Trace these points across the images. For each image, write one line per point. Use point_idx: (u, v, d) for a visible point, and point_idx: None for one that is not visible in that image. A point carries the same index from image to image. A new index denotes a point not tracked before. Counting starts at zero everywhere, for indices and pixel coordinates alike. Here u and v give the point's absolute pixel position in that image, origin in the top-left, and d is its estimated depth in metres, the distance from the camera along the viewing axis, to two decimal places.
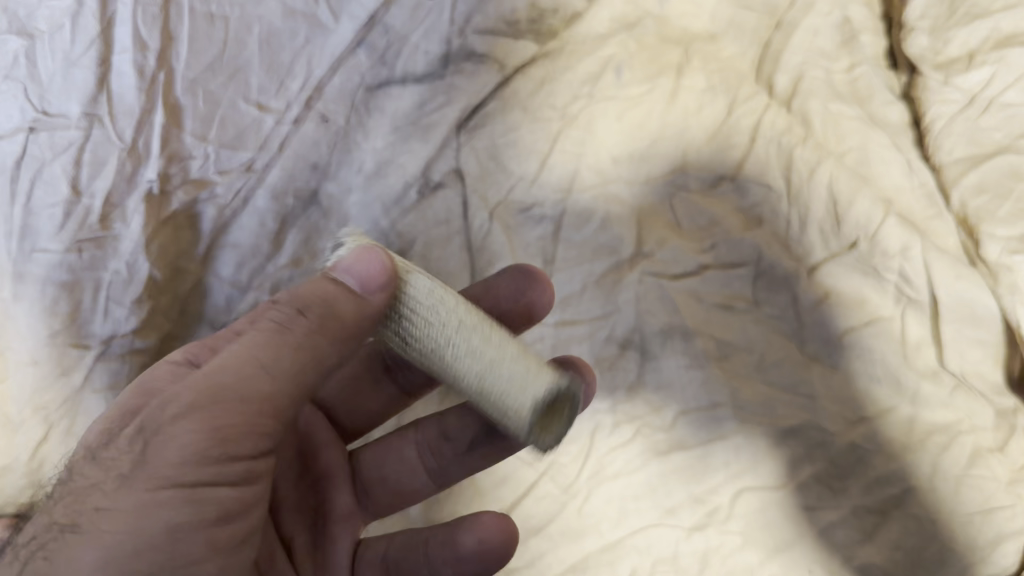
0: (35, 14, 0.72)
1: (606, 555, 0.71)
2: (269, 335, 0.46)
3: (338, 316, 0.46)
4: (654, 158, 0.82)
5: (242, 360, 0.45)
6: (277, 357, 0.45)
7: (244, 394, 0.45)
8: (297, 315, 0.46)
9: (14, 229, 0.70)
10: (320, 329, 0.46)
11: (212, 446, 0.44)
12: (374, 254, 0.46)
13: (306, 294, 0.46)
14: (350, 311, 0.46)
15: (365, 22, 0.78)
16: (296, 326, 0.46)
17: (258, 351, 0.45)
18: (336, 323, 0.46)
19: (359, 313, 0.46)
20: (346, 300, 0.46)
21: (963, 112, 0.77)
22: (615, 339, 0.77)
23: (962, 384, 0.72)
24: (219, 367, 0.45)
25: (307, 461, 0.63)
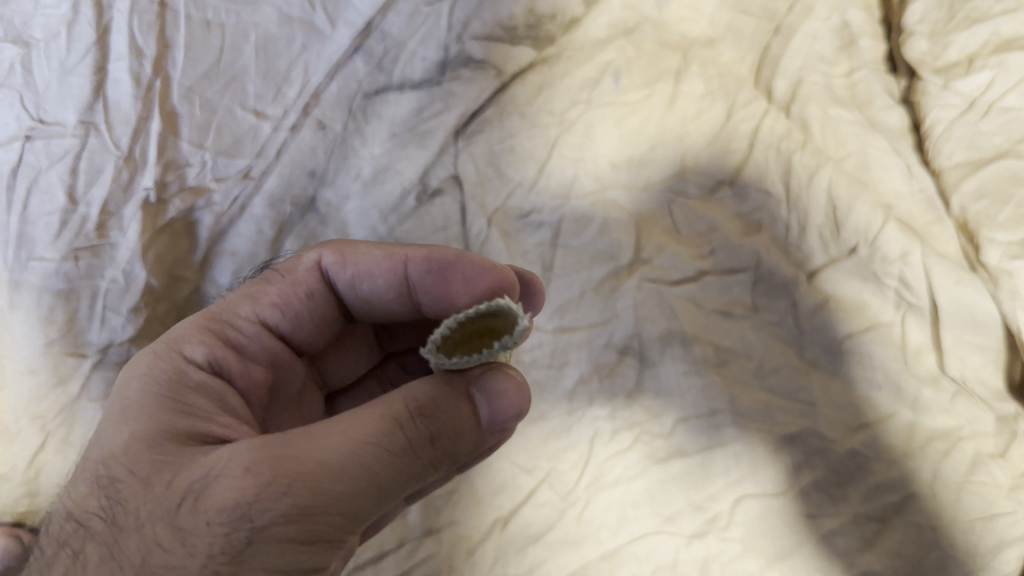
0: (30, 23, 0.72)
1: (604, 563, 0.70)
2: (393, 458, 0.46)
3: (457, 449, 0.49)
4: (653, 164, 0.82)
5: (357, 478, 0.45)
6: (392, 480, 0.46)
7: (350, 512, 0.45)
8: (427, 443, 0.47)
9: (10, 237, 0.70)
10: (436, 460, 0.48)
11: (304, 558, 0.45)
12: (521, 398, 0.51)
13: (442, 425, 0.47)
14: (470, 444, 0.49)
15: (361, 28, 0.78)
16: (422, 452, 0.47)
17: (378, 468, 0.46)
18: (451, 453, 0.49)
19: (473, 443, 0.50)
20: (472, 434, 0.49)
21: (963, 116, 0.76)
22: (614, 345, 0.77)
23: (962, 390, 0.71)
24: (335, 476, 0.44)
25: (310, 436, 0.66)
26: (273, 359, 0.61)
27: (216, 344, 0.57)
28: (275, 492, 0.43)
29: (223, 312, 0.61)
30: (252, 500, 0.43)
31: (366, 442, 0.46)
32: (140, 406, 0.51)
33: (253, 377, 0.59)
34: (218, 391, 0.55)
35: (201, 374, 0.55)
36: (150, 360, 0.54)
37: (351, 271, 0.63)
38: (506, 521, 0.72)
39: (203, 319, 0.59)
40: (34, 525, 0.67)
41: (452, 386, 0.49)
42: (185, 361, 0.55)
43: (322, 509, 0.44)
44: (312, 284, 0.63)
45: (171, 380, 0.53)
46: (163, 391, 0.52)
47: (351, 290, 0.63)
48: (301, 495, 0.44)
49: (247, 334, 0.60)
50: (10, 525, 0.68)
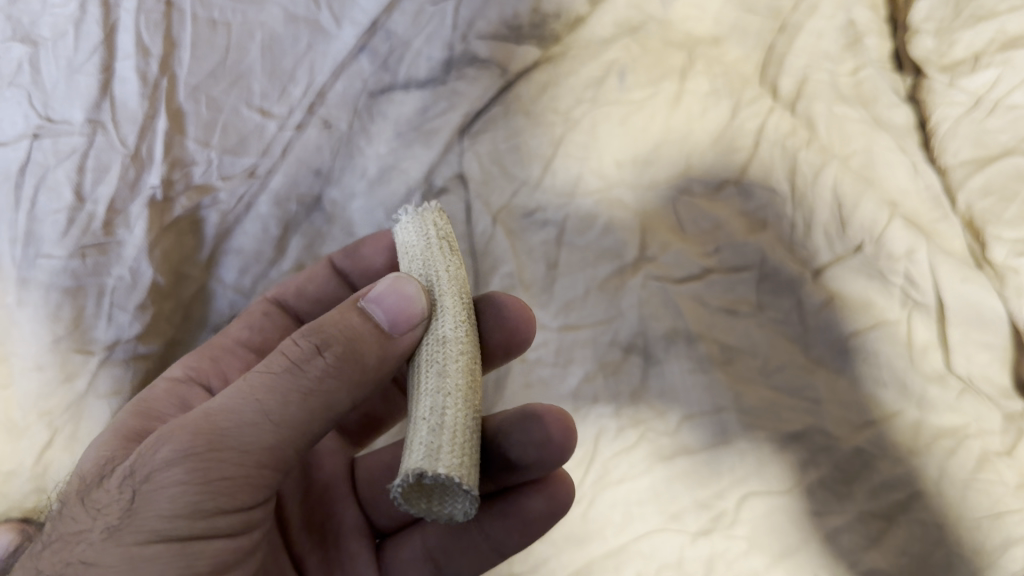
0: (39, 22, 0.73)
1: (610, 561, 0.70)
2: (281, 379, 0.43)
3: (357, 354, 0.44)
4: (658, 162, 0.82)
5: (246, 408, 0.42)
6: (282, 402, 0.42)
7: (244, 444, 0.42)
8: (313, 355, 0.43)
9: (17, 235, 0.70)
10: (332, 375, 0.43)
11: (205, 498, 0.42)
12: (408, 285, 0.46)
13: (329, 330, 0.44)
14: (372, 351, 0.44)
15: (367, 27, 0.78)
16: (309, 367, 0.43)
17: (262, 395, 0.43)
18: (353, 360, 0.44)
19: (378, 353, 0.45)
20: (369, 337, 0.44)
21: (969, 114, 0.76)
22: (619, 343, 0.76)
23: (969, 388, 0.71)
24: (221, 412, 0.43)
25: (308, 474, 0.61)
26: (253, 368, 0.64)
27: (192, 360, 0.63)
28: (163, 437, 0.43)
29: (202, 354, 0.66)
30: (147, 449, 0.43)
31: (254, 373, 0.44)
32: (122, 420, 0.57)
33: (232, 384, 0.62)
34: (185, 394, 0.59)
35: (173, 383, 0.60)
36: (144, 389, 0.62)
37: (294, 284, 0.67)
38: None
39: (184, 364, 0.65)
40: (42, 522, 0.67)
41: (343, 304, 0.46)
42: (163, 377, 0.61)
43: (207, 443, 0.42)
44: (264, 305, 0.67)
45: (143, 397, 0.59)
46: (135, 404, 0.58)
47: (298, 298, 0.67)
48: (181, 434, 0.42)
49: (220, 348, 0.64)
50: (17, 521, 0.67)
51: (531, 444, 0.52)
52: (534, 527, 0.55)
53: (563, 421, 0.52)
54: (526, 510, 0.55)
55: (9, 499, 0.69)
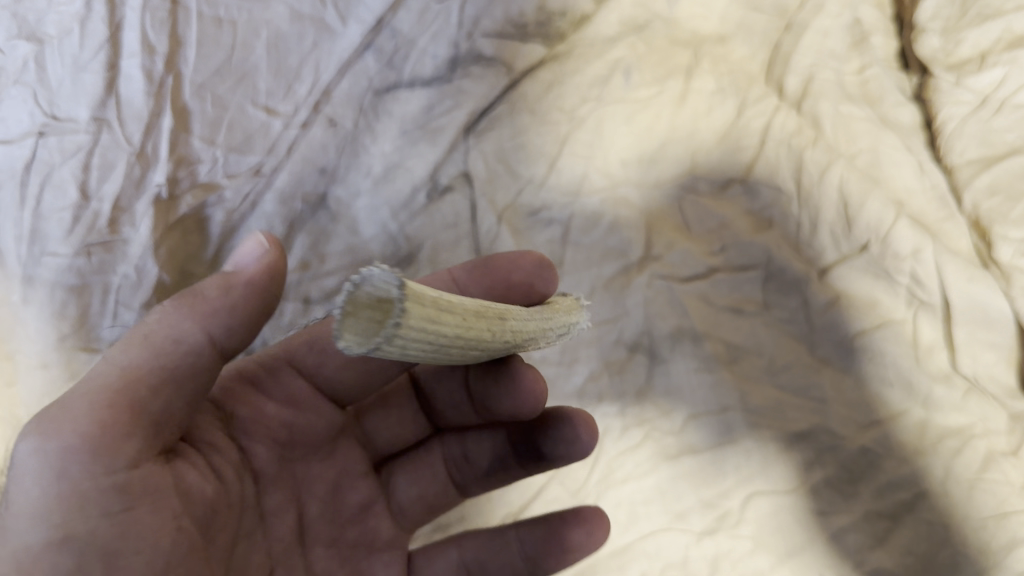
0: (44, 20, 0.73)
1: (615, 560, 0.70)
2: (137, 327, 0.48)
3: (194, 288, 0.48)
4: (663, 160, 0.81)
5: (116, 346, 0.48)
6: (120, 347, 0.47)
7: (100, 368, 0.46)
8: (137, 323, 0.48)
9: (23, 232, 0.70)
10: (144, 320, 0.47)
11: (71, 403, 0.44)
12: (253, 236, 0.50)
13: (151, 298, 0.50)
14: (190, 292, 0.48)
15: (372, 25, 0.78)
16: (138, 322, 0.48)
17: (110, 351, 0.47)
18: (185, 293, 0.48)
19: (212, 287, 0.48)
20: (193, 285, 0.49)
21: (975, 113, 0.76)
22: (624, 342, 0.76)
23: (974, 387, 0.71)
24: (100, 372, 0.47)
25: (340, 496, 0.58)
26: (295, 400, 0.56)
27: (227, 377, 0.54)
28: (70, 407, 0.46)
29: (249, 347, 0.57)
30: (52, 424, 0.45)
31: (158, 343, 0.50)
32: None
33: (264, 414, 0.54)
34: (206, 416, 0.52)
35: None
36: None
37: None
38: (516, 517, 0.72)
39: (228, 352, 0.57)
40: None
41: None
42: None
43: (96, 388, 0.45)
44: None
45: None
46: None
47: None
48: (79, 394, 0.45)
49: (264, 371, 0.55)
50: None
51: (563, 440, 0.60)
52: (571, 555, 0.60)
53: (589, 423, 0.60)
54: (567, 538, 0.59)
55: None
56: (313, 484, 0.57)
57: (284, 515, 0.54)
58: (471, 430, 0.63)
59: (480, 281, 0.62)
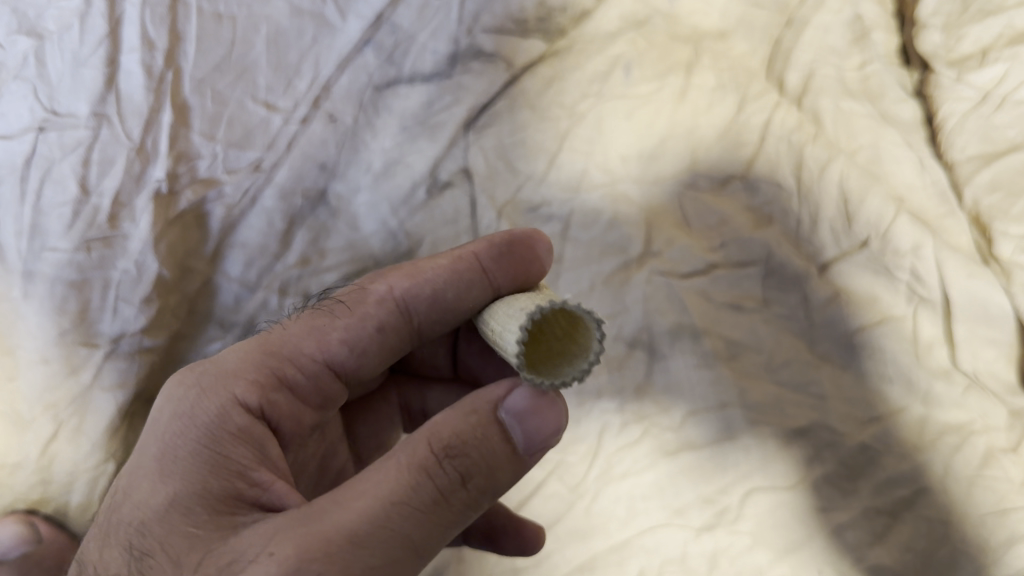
0: (44, 15, 0.73)
1: (613, 556, 0.70)
2: (425, 497, 0.42)
3: (494, 482, 0.44)
4: (664, 156, 0.81)
5: (397, 513, 0.42)
6: (425, 534, 0.42)
7: (403, 539, 0.42)
8: (458, 485, 0.43)
9: (23, 228, 0.70)
10: (449, 493, 0.43)
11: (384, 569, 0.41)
12: (554, 413, 0.45)
13: (476, 449, 0.44)
14: (507, 475, 0.45)
15: (372, 21, 0.78)
16: (453, 497, 0.43)
17: (410, 527, 0.42)
18: (490, 490, 0.44)
19: (512, 475, 0.45)
20: (508, 465, 0.45)
21: (976, 109, 0.76)
22: (623, 338, 0.76)
23: (974, 383, 0.71)
24: (367, 542, 0.41)
25: (325, 466, 0.62)
26: (326, 400, 0.57)
27: (269, 386, 0.53)
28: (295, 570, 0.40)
29: (285, 347, 0.55)
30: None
31: (394, 497, 0.42)
32: (194, 470, 0.47)
33: (302, 421, 0.55)
34: (261, 438, 0.50)
35: (247, 419, 0.50)
36: (200, 391, 0.51)
37: (429, 293, 0.58)
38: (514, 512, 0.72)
39: (264, 350, 0.54)
40: (48, 514, 0.70)
41: (468, 404, 0.45)
42: (233, 404, 0.50)
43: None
44: (383, 316, 0.58)
45: (211, 425, 0.49)
46: (202, 433, 0.48)
47: (430, 310, 0.59)
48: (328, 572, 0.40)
49: (304, 374, 0.55)
50: (23, 512, 0.70)
51: None
52: (499, 546, 0.66)
53: None
54: (503, 534, 0.66)
55: (16, 490, 0.69)
56: (309, 464, 0.60)
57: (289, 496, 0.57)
58: (434, 390, 0.69)
59: (508, 265, 0.59)
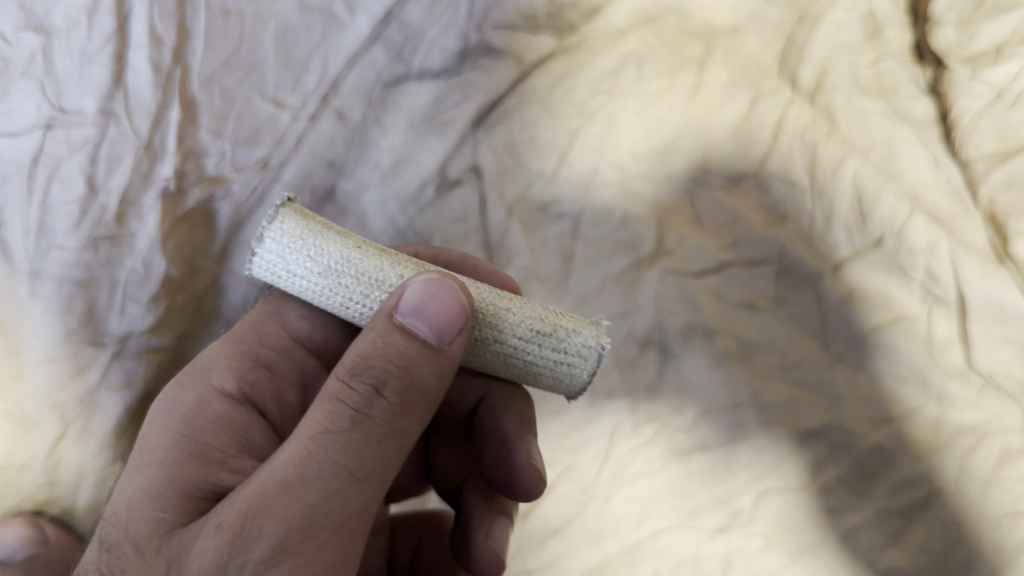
0: (51, 12, 0.72)
1: (625, 558, 0.69)
2: (349, 420, 0.42)
3: (416, 385, 0.43)
4: (675, 154, 0.81)
5: (326, 442, 0.41)
6: (361, 459, 0.42)
7: (340, 462, 0.41)
8: (374, 398, 0.42)
9: (29, 226, 0.69)
10: (373, 406, 0.42)
11: (332, 490, 0.41)
12: (444, 287, 0.44)
13: (384, 361, 0.42)
14: (429, 374, 0.44)
15: (382, 17, 0.78)
16: (374, 410, 0.42)
17: (337, 454, 0.41)
18: (414, 390, 0.43)
19: (435, 373, 0.44)
20: (425, 362, 0.44)
21: (991, 106, 0.76)
22: (635, 337, 0.75)
23: (990, 384, 0.70)
24: (300, 483, 0.40)
25: None
26: (306, 382, 0.60)
27: (244, 369, 0.57)
28: (239, 530, 0.40)
29: (254, 332, 0.60)
30: (227, 549, 0.40)
31: (315, 433, 0.42)
32: (164, 459, 0.48)
33: (285, 401, 0.58)
34: (243, 421, 0.53)
35: (225, 405, 0.53)
36: (174, 393, 0.53)
37: None
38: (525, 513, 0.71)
39: (232, 340, 0.58)
40: (55, 515, 0.69)
41: (369, 328, 0.44)
42: (212, 392, 0.54)
43: (298, 534, 0.40)
44: None
45: (188, 414, 0.51)
46: (178, 422, 0.51)
47: None
48: (271, 522, 0.40)
49: (276, 352, 0.59)
50: (29, 513, 0.68)
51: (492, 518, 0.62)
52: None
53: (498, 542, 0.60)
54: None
55: (23, 491, 0.68)
56: None
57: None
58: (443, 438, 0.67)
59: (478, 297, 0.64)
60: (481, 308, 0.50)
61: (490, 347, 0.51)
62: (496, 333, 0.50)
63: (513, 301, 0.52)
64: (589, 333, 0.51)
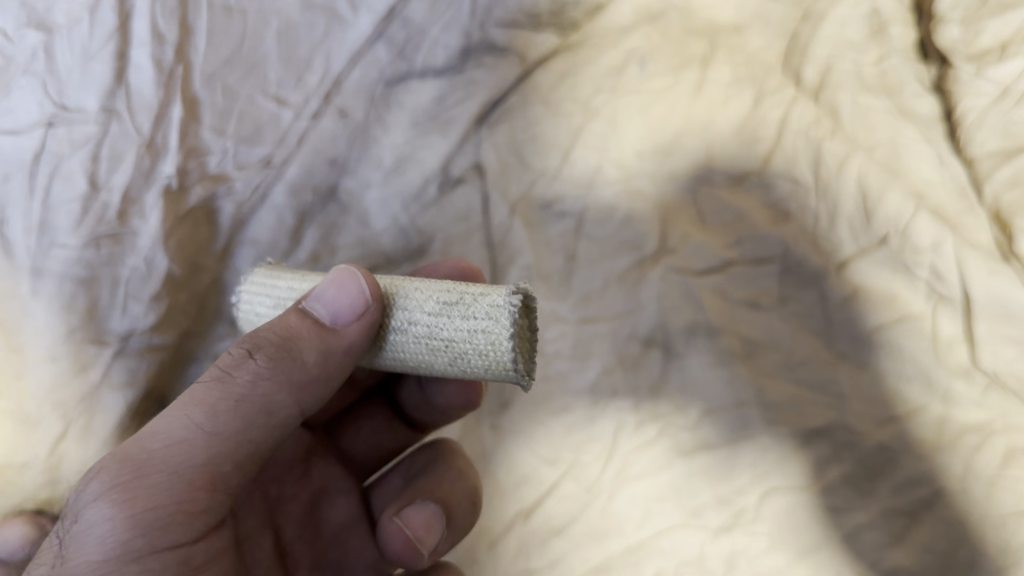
0: (54, 9, 0.72)
1: (629, 558, 0.69)
2: (216, 374, 0.45)
3: (290, 351, 0.45)
4: (679, 152, 0.80)
5: (192, 393, 0.44)
6: (212, 413, 0.43)
7: (189, 411, 0.43)
8: (245, 359, 0.45)
9: (31, 224, 0.68)
10: (236, 364, 0.44)
11: (177, 436, 0.43)
12: (348, 276, 0.48)
13: (267, 329, 0.46)
14: (307, 348, 0.46)
15: (384, 14, 0.77)
16: (238, 372, 0.44)
17: (191, 404, 0.44)
18: (286, 357, 0.45)
19: (315, 348, 0.46)
20: (306, 336, 0.46)
21: (996, 104, 0.75)
22: (638, 336, 0.75)
23: (995, 383, 0.69)
24: (154, 429, 0.44)
25: (316, 509, 0.63)
26: None
27: None
28: (94, 468, 0.44)
29: None
30: (82, 483, 0.44)
31: (188, 389, 0.45)
32: None
33: None
34: None
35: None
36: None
37: None
38: (528, 513, 0.71)
39: None
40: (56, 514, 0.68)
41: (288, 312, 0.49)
42: None
43: (131, 472, 0.42)
44: None
45: None
46: None
47: None
48: (115, 458, 0.43)
49: None
50: (31, 512, 0.68)
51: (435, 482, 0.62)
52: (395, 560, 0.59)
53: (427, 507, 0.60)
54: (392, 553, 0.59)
55: (24, 490, 0.68)
56: (290, 504, 0.62)
57: (260, 540, 0.58)
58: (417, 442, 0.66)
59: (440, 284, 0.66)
60: (389, 297, 0.50)
61: (405, 330, 0.50)
62: (405, 317, 0.50)
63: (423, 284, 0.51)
64: (495, 293, 0.49)
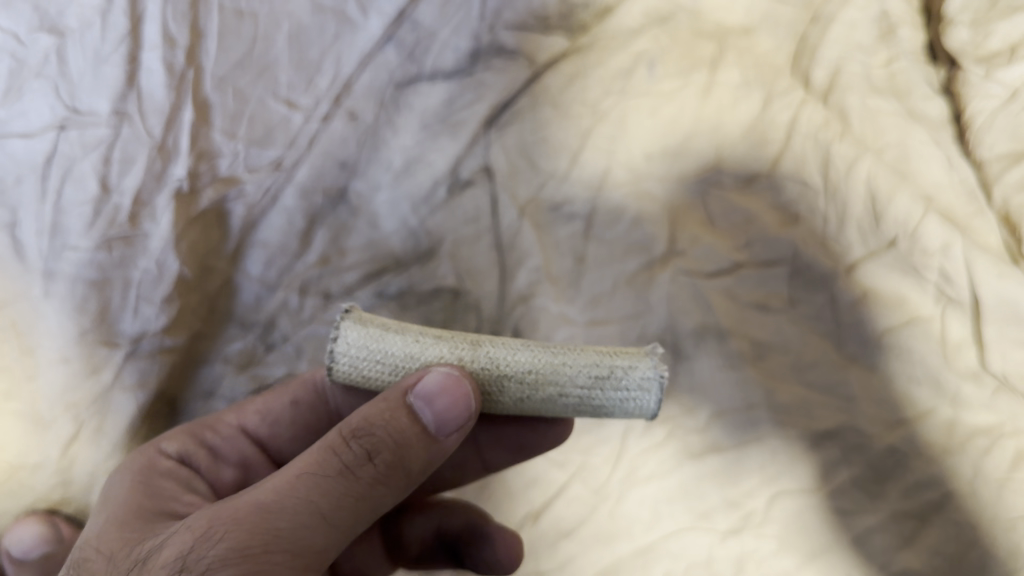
0: (65, 12, 0.72)
1: (638, 560, 0.69)
2: (337, 475, 0.45)
3: (404, 463, 0.46)
4: (688, 154, 0.80)
5: (310, 483, 0.45)
6: (335, 504, 0.44)
7: (311, 502, 0.44)
8: (365, 460, 0.45)
9: (43, 226, 0.69)
10: (361, 465, 0.45)
11: (299, 523, 0.44)
12: (459, 389, 0.45)
13: (383, 437, 0.45)
14: (420, 456, 0.46)
15: (394, 18, 0.78)
16: (361, 471, 0.45)
17: (315, 495, 0.44)
18: (401, 467, 0.46)
19: (425, 456, 0.46)
20: (421, 446, 0.46)
21: (1005, 106, 0.75)
22: (648, 338, 0.75)
23: (1004, 385, 0.69)
24: (271, 513, 0.44)
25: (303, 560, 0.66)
26: (249, 466, 0.64)
27: (188, 442, 0.62)
28: (214, 531, 0.44)
29: (208, 420, 0.65)
30: (195, 544, 0.44)
31: (302, 474, 0.45)
32: (124, 498, 0.55)
33: (221, 478, 0.62)
34: (186, 476, 0.59)
35: (171, 463, 0.60)
36: (130, 458, 0.60)
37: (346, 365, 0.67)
38: (537, 515, 0.71)
39: (187, 424, 0.65)
40: (70, 514, 0.69)
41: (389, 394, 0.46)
42: (156, 453, 0.60)
43: (261, 551, 0.43)
44: (298, 392, 0.65)
45: (143, 468, 0.58)
46: (130, 479, 0.57)
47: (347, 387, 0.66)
48: (239, 533, 0.43)
49: (221, 437, 0.64)
50: (43, 513, 0.68)
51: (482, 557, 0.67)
52: None
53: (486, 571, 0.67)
54: None
55: (37, 490, 0.68)
56: None
57: None
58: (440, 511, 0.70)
59: None
60: (537, 369, 0.48)
61: (552, 409, 0.50)
62: (555, 389, 0.48)
63: (561, 355, 0.49)
64: (644, 363, 0.49)
